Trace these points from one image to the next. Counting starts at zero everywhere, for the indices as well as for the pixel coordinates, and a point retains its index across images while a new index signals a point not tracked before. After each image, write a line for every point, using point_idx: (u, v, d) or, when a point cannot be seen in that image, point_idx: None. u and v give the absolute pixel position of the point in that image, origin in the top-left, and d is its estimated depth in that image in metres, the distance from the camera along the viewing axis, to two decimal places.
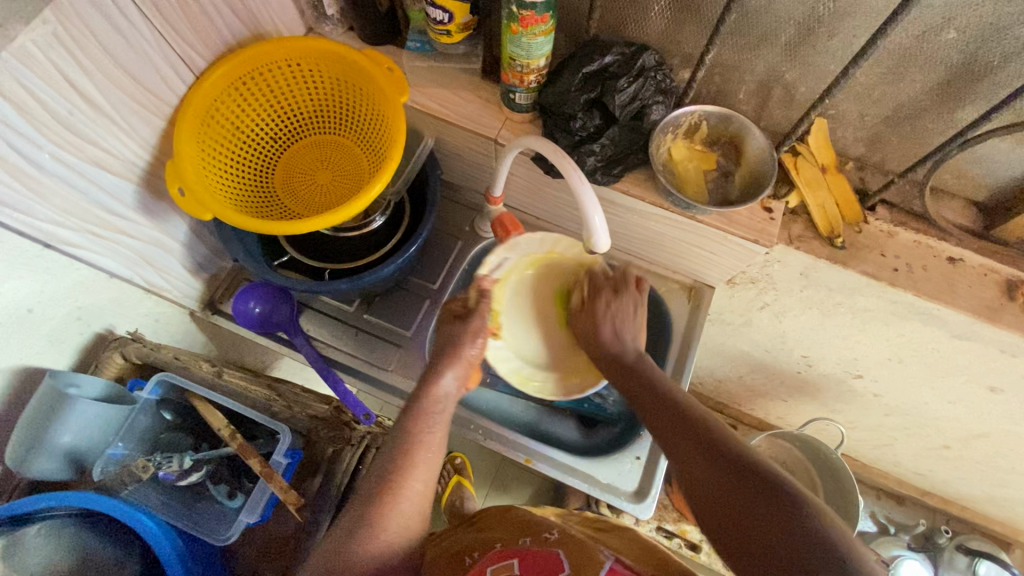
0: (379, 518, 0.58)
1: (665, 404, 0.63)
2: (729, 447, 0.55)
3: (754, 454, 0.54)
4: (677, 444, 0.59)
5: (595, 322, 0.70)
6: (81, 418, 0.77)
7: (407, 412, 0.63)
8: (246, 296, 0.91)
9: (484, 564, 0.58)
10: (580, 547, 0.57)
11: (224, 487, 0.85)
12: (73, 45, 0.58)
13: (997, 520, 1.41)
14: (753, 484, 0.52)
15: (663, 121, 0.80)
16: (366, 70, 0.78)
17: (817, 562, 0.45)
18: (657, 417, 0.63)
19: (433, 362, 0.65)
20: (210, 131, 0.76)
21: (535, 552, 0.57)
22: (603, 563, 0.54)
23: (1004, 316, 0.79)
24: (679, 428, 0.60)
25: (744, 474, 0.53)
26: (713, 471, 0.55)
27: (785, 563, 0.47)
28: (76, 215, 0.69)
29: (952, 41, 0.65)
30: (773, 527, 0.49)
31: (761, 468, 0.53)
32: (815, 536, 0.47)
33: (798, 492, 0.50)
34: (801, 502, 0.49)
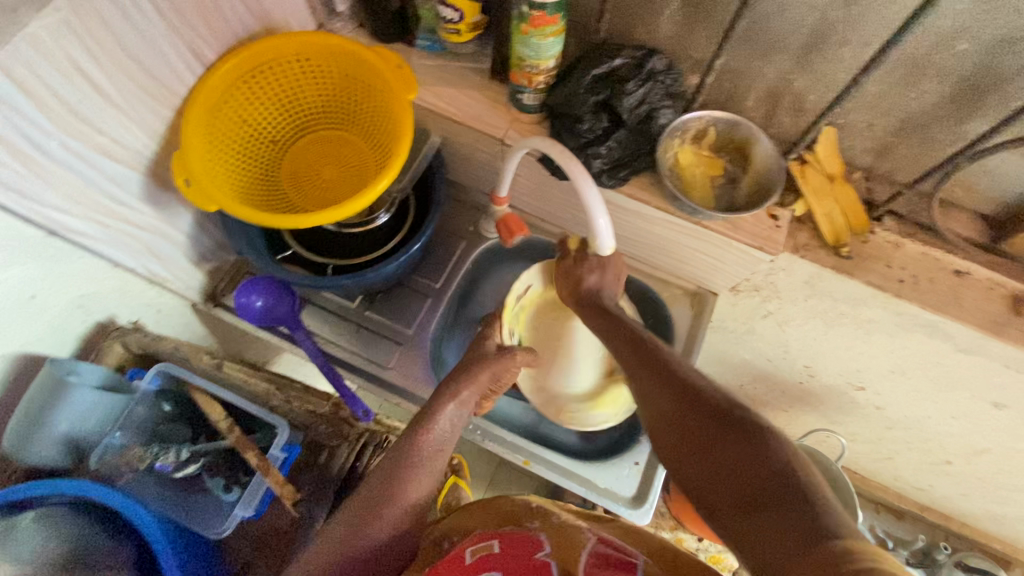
0: (377, 512, 0.58)
1: (642, 350, 0.59)
2: (703, 393, 0.51)
3: (730, 399, 0.50)
4: (651, 390, 0.55)
5: (578, 276, 0.72)
6: (80, 406, 0.77)
7: (413, 429, 0.62)
8: (249, 289, 0.90)
9: (463, 547, 0.55)
10: (563, 529, 0.54)
11: (221, 480, 0.84)
12: (85, 33, 0.59)
13: (997, 538, 1.40)
14: (728, 431, 0.47)
15: (670, 126, 0.80)
16: (375, 67, 0.78)
17: (765, 477, 0.43)
18: (635, 366, 0.59)
19: (452, 384, 0.65)
20: (217, 124, 0.76)
21: (515, 534, 0.54)
22: (586, 544, 0.51)
23: (1011, 331, 0.78)
24: (652, 372, 0.56)
25: (721, 420, 0.48)
26: (688, 419, 0.51)
27: (737, 479, 0.45)
28: (83, 204, 0.69)
29: (964, 53, 0.65)
30: (727, 445, 0.47)
31: (737, 414, 0.48)
32: (791, 487, 0.42)
33: (778, 442, 0.45)
34: (754, 421, 0.47)
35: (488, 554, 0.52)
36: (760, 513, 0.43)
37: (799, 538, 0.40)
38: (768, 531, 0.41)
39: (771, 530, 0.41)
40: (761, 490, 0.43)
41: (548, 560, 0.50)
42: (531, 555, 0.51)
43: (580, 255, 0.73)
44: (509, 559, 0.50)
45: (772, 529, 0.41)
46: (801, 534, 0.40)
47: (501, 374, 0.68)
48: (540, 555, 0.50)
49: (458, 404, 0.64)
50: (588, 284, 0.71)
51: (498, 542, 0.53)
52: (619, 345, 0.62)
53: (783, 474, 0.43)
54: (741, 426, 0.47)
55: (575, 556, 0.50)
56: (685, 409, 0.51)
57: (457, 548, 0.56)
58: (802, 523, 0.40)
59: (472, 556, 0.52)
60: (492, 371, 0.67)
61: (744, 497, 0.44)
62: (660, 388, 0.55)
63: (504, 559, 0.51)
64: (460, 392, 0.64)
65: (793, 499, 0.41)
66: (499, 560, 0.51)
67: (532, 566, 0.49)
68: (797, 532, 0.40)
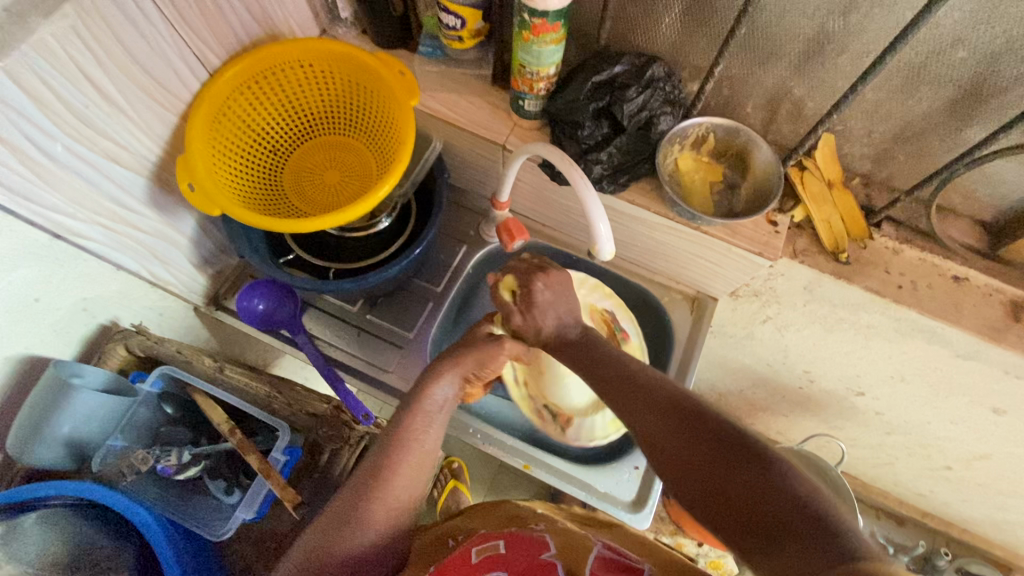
0: (368, 506, 0.58)
1: (636, 386, 0.58)
2: (710, 424, 0.51)
3: (737, 427, 0.49)
4: (653, 428, 0.54)
5: (531, 322, 0.68)
6: (82, 409, 0.77)
7: (403, 409, 0.63)
8: (250, 293, 0.91)
9: (467, 545, 0.55)
10: (567, 533, 0.55)
11: (222, 483, 0.84)
12: (91, 40, 0.59)
13: (998, 544, 1.40)
14: (742, 461, 0.47)
15: (670, 132, 0.80)
16: (378, 73, 0.78)
17: (787, 505, 0.43)
18: (629, 402, 0.57)
19: (435, 366, 0.66)
20: (221, 129, 0.77)
21: (519, 534, 0.54)
22: (591, 547, 0.52)
23: (1009, 337, 0.78)
24: (650, 407, 0.55)
25: (734, 450, 0.48)
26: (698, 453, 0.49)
27: (759, 511, 0.44)
28: (87, 207, 0.70)
29: (962, 61, 0.65)
30: (744, 476, 0.46)
31: (748, 442, 0.48)
32: (815, 514, 0.42)
33: (792, 468, 0.45)
34: (768, 450, 0.47)
35: (496, 554, 0.52)
36: (784, 542, 0.42)
37: (825, 563, 0.39)
38: (793, 559, 0.41)
39: (797, 560, 0.40)
40: (784, 520, 0.42)
41: (553, 561, 0.50)
42: (537, 555, 0.51)
43: (526, 300, 0.68)
44: (517, 561, 0.51)
45: (800, 559, 0.40)
46: (827, 559, 0.39)
47: (488, 359, 0.68)
48: (546, 555, 0.51)
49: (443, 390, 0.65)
50: (547, 331, 0.68)
51: (504, 542, 0.54)
52: (609, 380, 0.60)
53: (801, 500, 0.43)
54: (755, 454, 0.47)
55: (581, 558, 0.50)
56: (693, 443, 0.50)
57: (460, 547, 0.56)
58: (832, 549, 0.39)
59: (477, 556, 0.53)
60: (477, 355, 0.67)
61: (768, 529, 0.43)
62: (663, 425, 0.53)
63: (512, 560, 0.51)
64: (443, 374, 0.65)
65: (820, 526, 0.41)
66: (506, 562, 0.51)
67: (539, 567, 0.50)
68: (827, 560, 0.39)
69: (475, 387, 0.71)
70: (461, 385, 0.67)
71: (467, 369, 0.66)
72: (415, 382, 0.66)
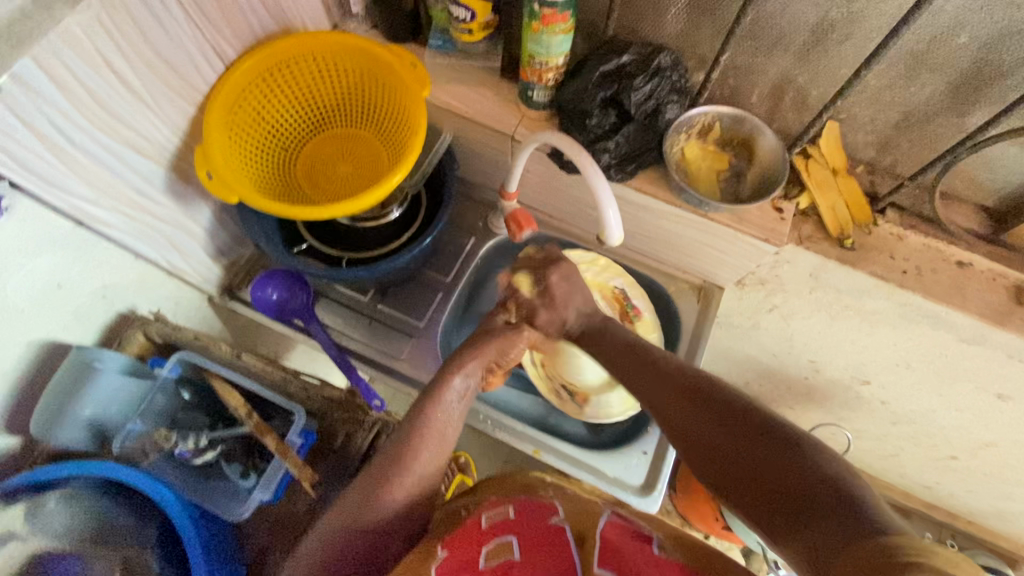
0: (389, 483, 0.59)
1: (667, 378, 0.59)
2: (743, 413, 0.51)
3: (770, 415, 0.50)
4: (687, 420, 0.54)
5: (556, 314, 0.71)
6: (103, 391, 0.79)
7: (422, 397, 0.64)
8: (264, 283, 0.93)
9: (479, 512, 0.56)
10: (576, 501, 0.56)
11: (238, 466, 0.86)
12: (115, 30, 0.61)
13: (1004, 536, 1.40)
14: (776, 447, 0.47)
15: (677, 120, 0.82)
16: (391, 65, 0.80)
17: (811, 479, 0.44)
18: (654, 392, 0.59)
19: (456, 357, 0.67)
20: (237, 119, 0.79)
21: (529, 501, 0.56)
22: (600, 515, 0.53)
23: (1013, 320, 0.80)
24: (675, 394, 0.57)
25: (759, 432, 0.49)
26: (732, 443, 0.50)
27: (786, 488, 0.45)
28: (108, 195, 0.72)
29: (964, 46, 0.67)
30: (769, 455, 0.47)
31: (780, 429, 0.48)
32: (841, 487, 0.42)
33: (825, 453, 0.45)
34: (793, 430, 0.48)
35: (506, 519, 0.53)
36: (815, 523, 0.42)
37: (851, 539, 0.39)
38: (822, 537, 0.40)
39: (824, 535, 0.40)
40: (809, 493, 0.43)
41: (563, 526, 0.51)
42: (547, 520, 0.52)
43: (546, 294, 0.71)
44: (526, 524, 0.52)
45: (826, 530, 0.41)
46: (852, 532, 0.39)
47: (508, 347, 0.68)
48: (555, 521, 0.52)
49: (465, 376, 0.66)
50: (573, 327, 0.71)
51: (513, 508, 0.55)
52: (636, 370, 0.62)
53: (833, 482, 0.43)
54: (787, 440, 0.47)
55: (591, 525, 0.51)
56: (726, 432, 0.51)
57: (472, 516, 0.56)
58: (854, 519, 0.40)
59: (487, 521, 0.54)
60: (498, 344, 0.68)
61: (796, 505, 0.44)
62: (690, 413, 0.54)
63: (523, 523, 0.52)
64: (466, 363, 0.66)
65: (845, 497, 0.41)
66: (515, 525, 0.52)
67: (548, 530, 0.51)
68: (852, 530, 0.39)
69: (497, 377, 0.71)
70: (482, 375, 0.68)
71: (489, 359, 0.67)
72: (427, 385, 0.66)
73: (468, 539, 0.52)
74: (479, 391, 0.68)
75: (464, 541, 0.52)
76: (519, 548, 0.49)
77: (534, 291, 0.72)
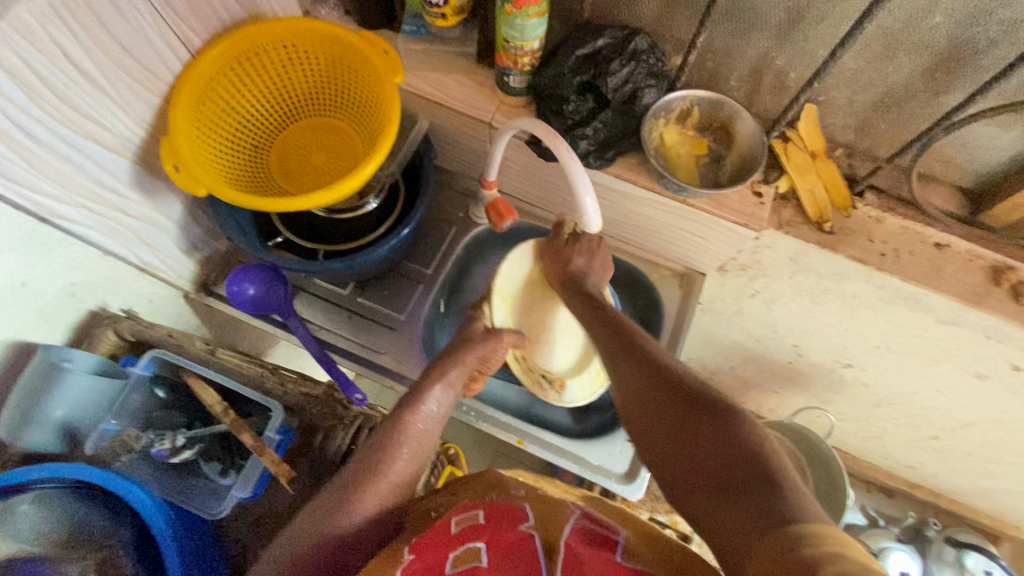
0: (360, 486, 0.59)
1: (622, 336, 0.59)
2: (682, 381, 0.51)
3: (707, 385, 0.49)
4: (629, 377, 0.54)
5: (563, 254, 0.73)
6: (73, 392, 0.78)
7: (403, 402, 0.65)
8: (241, 278, 0.90)
9: (448, 516, 0.56)
10: (547, 503, 0.55)
11: (217, 464, 0.84)
12: (70, 18, 0.59)
13: (985, 513, 1.43)
14: (704, 417, 0.47)
15: (655, 105, 0.81)
16: (363, 52, 0.78)
17: (736, 458, 0.43)
18: (611, 352, 0.58)
19: (434, 356, 0.67)
20: (205, 110, 0.76)
21: (499, 506, 0.55)
22: (571, 518, 0.52)
23: (990, 301, 0.80)
24: (630, 359, 0.55)
25: (697, 406, 0.48)
26: (663, 406, 0.50)
27: (710, 464, 0.44)
28: (71, 189, 0.69)
29: (939, 26, 0.66)
30: (701, 429, 0.46)
31: (714, 401, 0.47)
32: (762, 471, 0.42)
33: (755, 432, 0.44)
34: (729, 406, 0.47)
35: (474, 524, 0.53)
36: (731, 497, 0.42)
37: (764, 521, 0.39)
38: (737, 513, 0.41)
39: (737, 517, 0.41)
40: (731, 472, 0.43)
41: (532, 533, 0.50)
42: (516, 527, 0.51)
43: (572, 235, 0.73)
44: (494, 530, 0.51)
45: (740, 512, 0.41)
46: (764, 520, 0.39)
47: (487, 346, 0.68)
48: (524, 527, 0.51)
49: (445, 386, 0.66)
50: (575, 266, 0.72)
51: (483, 512, 0.54)
52: (600, 333, 0.61)
53: (756, 460, 0.42)
54: (717, 411, 0.46)
55: (559, 531, 0.50)
56: (660, 395, 0.50)
57: (442, 519, 0.56)
58: (770, 505, 0.39)
59: (456, 525, 0.54)
60: (478, 351, 0.70)
61: (717, 481, 0.43)
62: (638, 377, 0.53)
63: (490, 528, 0.52)
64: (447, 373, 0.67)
65: (764, 483, 0.41)
66: (483, 530, 0.52)
67: (516, 536, 0.50)
68: (764, 516, 0.39)
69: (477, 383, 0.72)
70: (465, 384, 0.69)
71: (469, 366, 0.69)
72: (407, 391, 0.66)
73: (437, 542, 0.52)
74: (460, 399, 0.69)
75: (433, 544, 0.52)
76: (485, 553, 0.48)
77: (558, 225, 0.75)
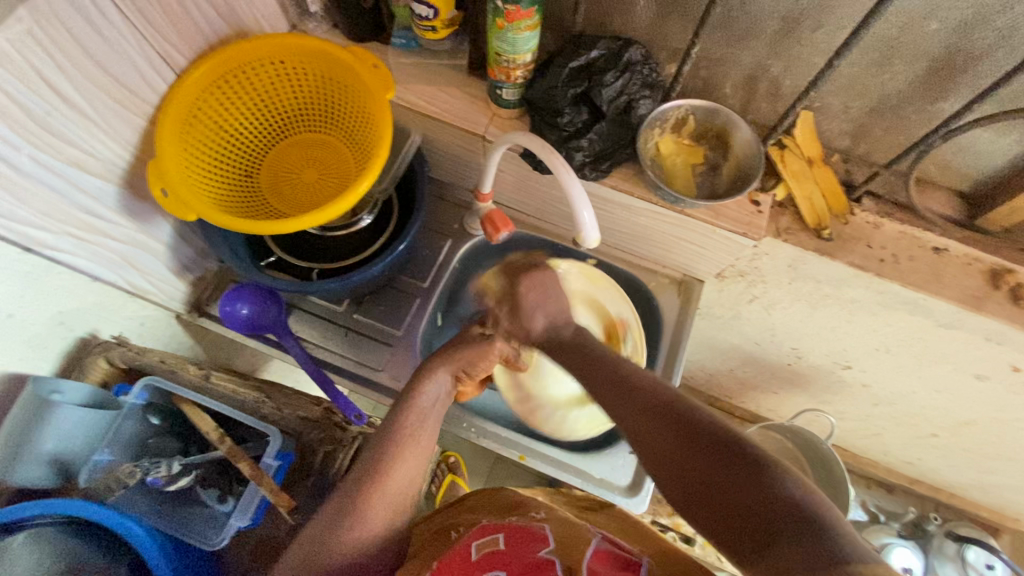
0: (368, 500, 0.59)
1: (609, 372, 0.57)
2: (696, 419, 0.50)
3: (730, 426, 0.48)
4: (640, 427, 0.52)
5: (518, 323, 0.64)
6: (65, 426, 0.76)
7: (398, 406, 0.63)
8: (233, 298, 0.89)
9: (468, 539, 0.55)
10: (567, 524, 0.55)
11: (215, 492, 0.86)
12: (51, 45, 0.57)
13: (985, 506, 1.43)
14: (738, 462, 0.46)
15: (650, 116, 0.80)
16: (352, 67, 0.77)
17: (777, 505, 0.42)
18: (618, 405, 0.55)
19: (428, 362, 0.65)
20: (192, 131, 0.75)
21: (520, 529, 0.54)
22: (591, 541, 0.52)
23: (989, 305, 0.80)
24: (642, 409, 0.53)
25: (725, 451, 0.47)
26: (684, 449, 0.49)
27: (750, 511, 0.43)
28: (55, 217, 0.68)
29: (934, 33, 0.66)
30: (735, 475, 0.45)
31: (743, 443, 0.46)
32: (807, 518, 0.41)
33: (790, 472, 0.44)
34: (757, 449, 0.46)
35: (495, 550, 0.52)
36: (781, 546, 0.41)
37: (824, 568, 0.38)
38: (792, 561, 0.40)
39: (791, 565, 0.40)
40: (775, 520, 0.42)
41: (552, 557, 0.49)
42: (535, 551, 0.51)
43: (512, 303, 0.64)
44: (515, 556, 0.50)
45: (794, 561, 0.40)
46: (821, 567, 0.38)
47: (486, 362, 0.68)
48: (545, 552, 0.50)
49: (438, 381, 0.64)
50: (538, 328, 0.63)
51: (503, 537, 0.54)
52: (600, 384, 0.57)
53: (803, 508, 0.42)
54: (747, 456, 0.45)
55: (577, 554, 0.49)
56: (686, 444, 0.49)
57: (461, 542, 0.56)
58: (825, 551, 0.39)
59: (477, 551, 0.53)
60: (475, 356, 0.65)
61: (759, 531, 0.43)
62: (653, 427, 0.51)
63: (511, 555, 0.51)
64: (438, 368, 0.65)
65: (812, 527, 0.41)
66: (505, 557, 0.51)
67: (535, 563, 0.49)
68: (821, 563, 0.38)
69: (468, 386, 0.70)
70: (453, 380, 0.66)
71: (458, 367, 0.65)
72: (399, 395, 0.64)
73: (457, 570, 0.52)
74: (451, 398, 0.67)
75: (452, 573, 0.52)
76: None
77: (503, 293, 0.66)
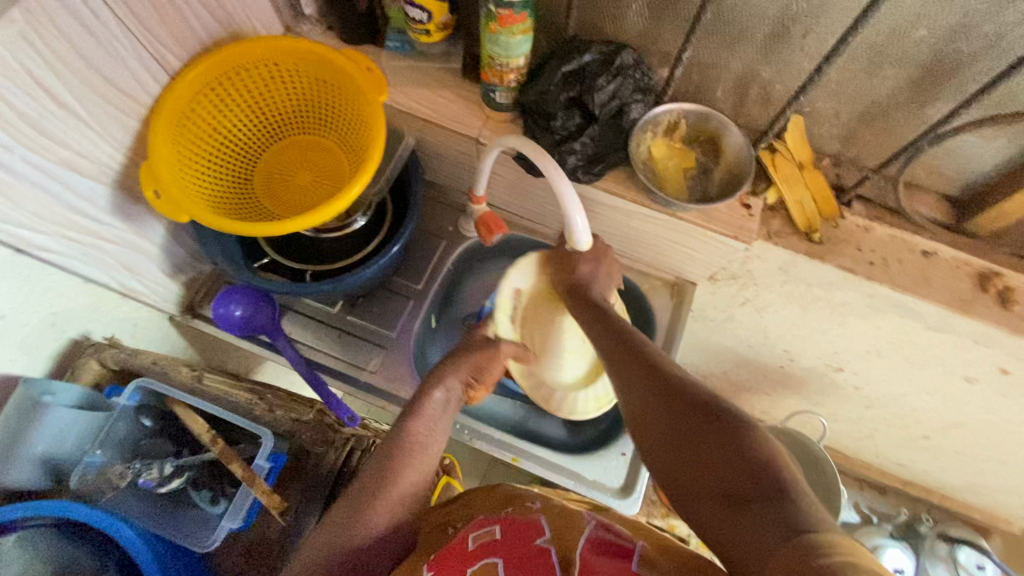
0: (373, 500, 0.58)
1: (619, 340, 0.60)
2: (685, 386, 0.51)
3: (715, 395, 0.49)
4: (636, 388, 0.55)
5: (568, 274, 0.72)
6: (55, 425, 0.77)
7: (405, 415, 0.64)
8: (225, 300, 0.88)
9: (465, 532, 0.56)
10: (563, 512, 0.55)
11: (207, 493, 0.85)
12: (43, 47, 0.57)
13: (977, 508, 1.44)
14: (715, 429, 0.47)
15: (642, 120, 0.81)
16: (346, 70, 0.77)
17: (746, 468, 0.43)
18: (621, 366, 0.58)
19: (434, 372, 0.67)
20: (186, 133, 0.75)
21: (517, 520, 0.55)
22: (586, 527, 0.52)
23: (977, 308, 0.81)
24: (639, 369, 0.56)
25: (705, 417, 0.48)
26: (669, 413, 0.50)
27: (718, 473, 0.45)
28: (49, 220, 0.68)
29: (922, 39, 0.66)
30: (711, 440, 0.46)
31: (716, 407, 0.48)
32: (772, 484, 0.42)
33: (760, 436, 0.45)
34: (737, 417, 0.47)
35: (492, 540, 0.53)
36: (743, 508, 0.42)
37: (777, 533, 0.39)
38: (751, 525, 0.41)
39: (750, 526, 0.41)
40: (741, 482, 0.43)
41: (548, 546, 0.50)
42: (532, 540, 0.51)
43: (568, 256, 0.73)
44: (510, 546, 0.51)
45: (752, 523, 0.41)
46: (774, 531, 0.39)
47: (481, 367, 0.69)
48: (540, 541, 0.51)
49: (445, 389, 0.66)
50: (578, 278, 0.71)
51: (500, 527, 0.54)
52: (608, 348, 0.61)
53: (764, 467, 0.43)
54: (724, 422, 0.47)
55: (575, 542, 0.50)
56: (671, 407, 0.51)
57: (458, 536, 0.56)
58: (782, 518, 0.40)
59: (474, 543, 0.53)
60: (476, 358, 0.69)
61: (726, 494, 0.44)
62: (647, 388, 0.54)
63: (507, 544, 0.52)
64: (445, 377, 0.66)
65: (775, 493, 0.41)
66: (501, 547, 0.52)
67: (534, 551, 0.50)
68: (777, 528, 0.39)
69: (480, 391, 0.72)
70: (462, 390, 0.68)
71: (465, 375, 0.67)
72: (407, 403, 0.65)
73: (454, 562, 0.52)
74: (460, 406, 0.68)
75: (449, 564, 0.52)
76: (503, 569, 0.49)
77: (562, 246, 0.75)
